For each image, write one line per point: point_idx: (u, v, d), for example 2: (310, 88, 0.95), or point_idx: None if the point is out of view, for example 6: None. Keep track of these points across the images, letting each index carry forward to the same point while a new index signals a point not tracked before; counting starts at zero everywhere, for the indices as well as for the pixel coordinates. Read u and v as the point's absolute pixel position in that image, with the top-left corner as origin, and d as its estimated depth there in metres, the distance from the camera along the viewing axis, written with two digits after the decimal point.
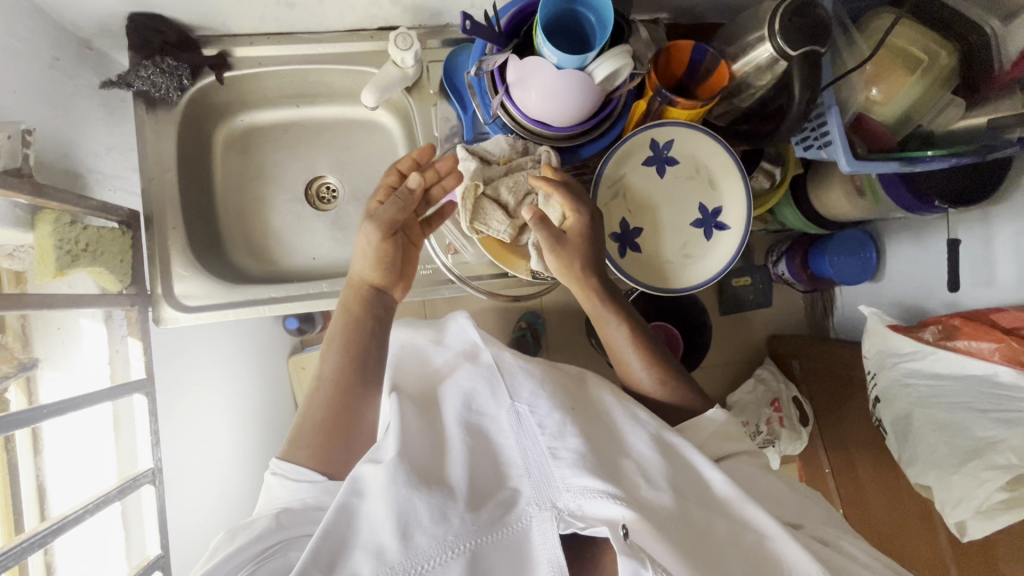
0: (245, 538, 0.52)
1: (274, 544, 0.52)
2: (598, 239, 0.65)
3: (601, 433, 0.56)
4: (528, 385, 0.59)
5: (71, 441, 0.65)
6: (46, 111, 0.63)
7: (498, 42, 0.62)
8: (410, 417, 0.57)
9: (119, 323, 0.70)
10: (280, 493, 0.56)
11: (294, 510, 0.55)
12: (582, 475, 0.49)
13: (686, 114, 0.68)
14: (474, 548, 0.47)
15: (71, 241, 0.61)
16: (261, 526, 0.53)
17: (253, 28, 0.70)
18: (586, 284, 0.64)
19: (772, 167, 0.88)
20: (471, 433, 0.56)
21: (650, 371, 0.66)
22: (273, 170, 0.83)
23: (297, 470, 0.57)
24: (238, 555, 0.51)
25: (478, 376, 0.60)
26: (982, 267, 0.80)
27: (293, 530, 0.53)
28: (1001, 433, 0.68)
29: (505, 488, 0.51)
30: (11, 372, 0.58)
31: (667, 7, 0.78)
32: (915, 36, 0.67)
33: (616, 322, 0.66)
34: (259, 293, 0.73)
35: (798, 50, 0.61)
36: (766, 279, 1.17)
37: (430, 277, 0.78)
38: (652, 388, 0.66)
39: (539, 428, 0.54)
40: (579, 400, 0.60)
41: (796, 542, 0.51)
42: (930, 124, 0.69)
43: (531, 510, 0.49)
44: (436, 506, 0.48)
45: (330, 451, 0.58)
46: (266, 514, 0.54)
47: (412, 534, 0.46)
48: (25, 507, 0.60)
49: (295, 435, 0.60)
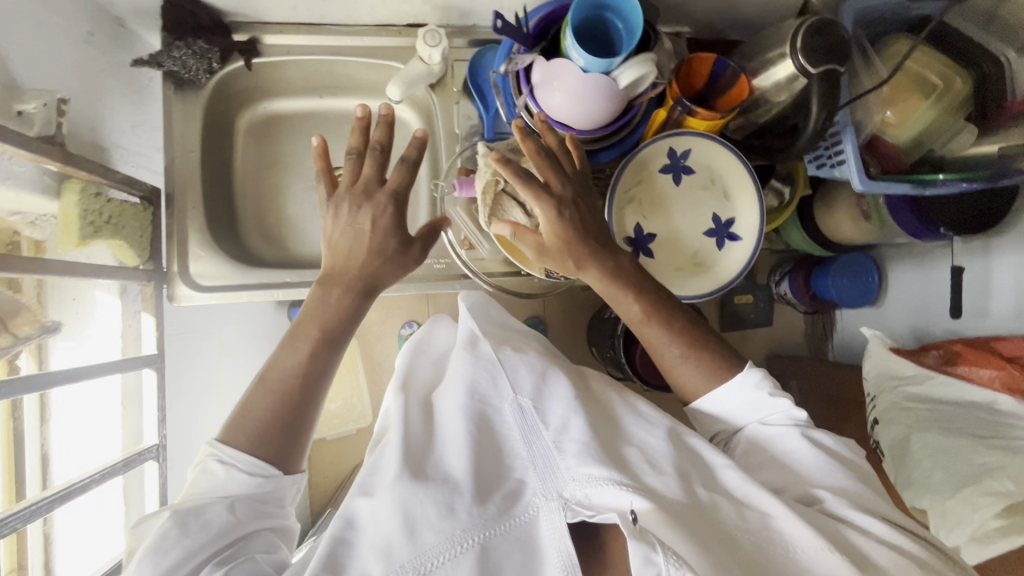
0: (199, 533, 0.53)
1: (235, 538, 0.55)
2: (585, 216, 0.63)
3: (605, 427, 0.59)
4: (529, 379, 0.61)
5: (78, 410, 0.67)
6: (76, 85, 0.65)
7: (526, 43, 0.63)
8: (416, 422, 0.60)
9: (133, 298, 0.70)
10: (229, 483, 0.55)
11: (249, 499, 0.56)
12: (587, 464, 0.51)
13: (704, 124, 0.70)
14: (484, 541, 0.47)
15: (95, 213, 0.62)
16: (215, 518, 0.54)
17: (285, 16, 0.72)
18: (585, 262, 0.62)
19: (780, 186, 0.86)
20: (475, 425, 0.57)
21: (673, 345, 0.63)
22: (291, 157, 0.84)
23: (249, 461, 0.55)
24: (202, 550, 0.52)
25: (479, 366, 0.62)
26: (981, 297, 0.83)
27: (250, 523, 0.55)
28: (999, 459, 0.69)
29: (511, 480, 0.53)
30: (33, 334, 0.59)
31: (690, 21, 0.79)
32: (931, 62, 0.69)
33: (628, 299, 0.63)
34: (273, 276, 0.73)
35: (820, 68, 0.62)
36: (768, 299, 1.12)
37: (444, 271, 0.78)
38: (678, 362, 0.64)
39: (542, 423, 0.56)
40: (586, 396, 0.63)
41: (800, 518, 0.50)
42: (942, 150, 0.70)
43: (538, 501, 0.50)
44: (442, 501, 0.49)
45: (284, 442, 0.58)
46: (218, 503, 0.54)
47: (420, 530, 0.48)
48: (28, 475, 0.62)
49: (239, 415, 0.58)
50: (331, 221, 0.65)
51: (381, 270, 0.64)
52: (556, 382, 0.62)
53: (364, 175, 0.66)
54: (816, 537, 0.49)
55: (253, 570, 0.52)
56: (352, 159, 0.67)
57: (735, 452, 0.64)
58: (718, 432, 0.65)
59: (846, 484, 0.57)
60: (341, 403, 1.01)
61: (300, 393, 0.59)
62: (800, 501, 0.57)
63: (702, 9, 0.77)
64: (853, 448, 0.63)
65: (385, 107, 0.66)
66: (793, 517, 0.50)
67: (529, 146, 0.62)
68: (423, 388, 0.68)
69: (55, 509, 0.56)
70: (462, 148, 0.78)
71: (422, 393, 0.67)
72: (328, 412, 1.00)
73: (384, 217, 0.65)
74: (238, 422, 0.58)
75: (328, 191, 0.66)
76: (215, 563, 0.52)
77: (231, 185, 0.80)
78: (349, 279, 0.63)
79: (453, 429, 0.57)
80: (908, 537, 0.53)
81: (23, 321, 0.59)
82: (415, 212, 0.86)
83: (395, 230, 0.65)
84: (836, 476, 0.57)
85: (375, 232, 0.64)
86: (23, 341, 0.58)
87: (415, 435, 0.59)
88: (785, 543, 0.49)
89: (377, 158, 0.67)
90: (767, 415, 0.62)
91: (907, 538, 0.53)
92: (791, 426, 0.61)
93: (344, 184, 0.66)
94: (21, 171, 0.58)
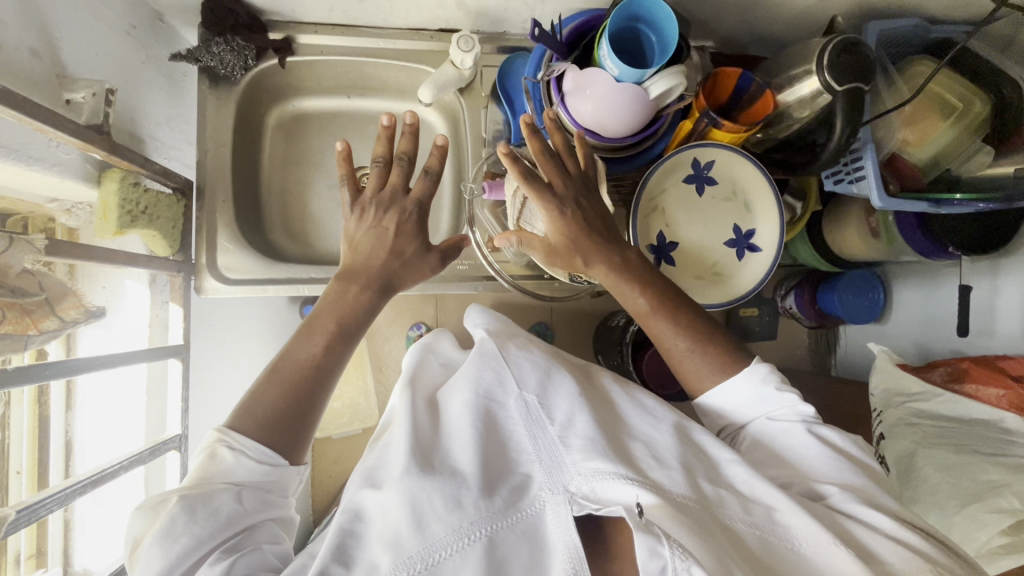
0: (208, 521, 0.50)
1: (241, 527, 0.52)
2: (597, 216, 0.64)
3: (610, 423, 0.59)
4: (533, 377, 0.62)
5: (103, 399, 0.72)
6: (118, 77, 0.66)
7: (559, 52, 0.64)
8: (422, 416, 0.60)
9: (161, 288, 0.72)
10: (237, 470, 0.53)
11: (255, 488, 0.54)
12: (592, 459, 0.51)
13: (728, 136, 0.71)
14: (491, 533, 0.48)
15: (133, 202, 0.65)
16: (222, 507, 0.51)
17: (321, 17, 0.73)
18: (597, 257, 0.63)
19: (794, 201, 0.88)
20: (481, 420, 0.57)
21: (682, 341, 0.64)
22: (317, 155, 0.85)
23: (259, 449, 0.54)
24: (207, 541, 0.50)
25: (484, 362, 0.63)
26: (983, 317, 0.85)
27: (255, 513, 0.53)
28: (1006, 477, 0.70)
29: (518, 473, 0.53)
30: (81, 318, 0.61)
31: (715, 36, 0.81)
32: (953, 85, 0.70)
33: (637, 293, 0.63)
34: (298, 272, 0.74)
35: (844, 85, 0.65)
36: (772, 312, 1.12)
37: (467, 272, 0.82)
38: (688, 358, 0.64)
39: (548, 418, 0.57)
40: (592, 394, 0.63)
41: (806, 513, 0.51)
42: (958, 170, 0.72)
43: (545, 495, 0.50)
44: (449, 493, 0.49)
45: (293, 430, 0.57)
46: (227, 491, 0.52)
47: (428, 522, 0.48)
48: (53, 463, 0.69)
49: (248, 403, 0.57)
50: (355, 222, 0.66)
51: (400, 270, 0.65)
52: (560, 380, 0.62)
53: (390, 183, 0.67)
54: (821, 531, 0.50)
55: (260, 562, 0.51)
56: (382, 167, 0.68)
57: (741, 446, 0.64)
58: (723, 426, 0.66)
59: (852, 481, 0.57)
60: (347, 401, 1.01)
61: (311, 382, 0.59)
62: (806, 496, 0.57)
63: (729, 24, 0.78)
64: (862, 447, 0.62)
65: (410, 116, 0.67)
66: (798, 511, 0.50)
67: (536, 144, 0.63)
68: (429, 385, 0.68)
69: (86, 493, 0.56)
70: (488, 153, 0.79)
71: (428, 390, 0.67)
72: (333, 411, 1.00)
73: (409, 222, 0.66)
74: (247, 409, 0.56)
75: (353, 195, 0.67)
76: (222, 551, 0.50)
77: (257, 181, 0.81)
78: (367, 277, 0.64)
79: (458, 423, 0.57)
80: (918, 534, 0.53)
81: (70, 305, 0.60)
82: (438, 213, 0.89)
83: (418, 235, 0.67)
84: (843, 473, 0.58)
85: (398, 236, 0.66)
86: (69, 324, 0.60)
87: (422, 427, 0.59)
88: (790, 537, 0.50)
89: (404, 167, 0.68)
90: (774, 411, 0.63)
91: (916, 535, 0.52)
92: (797, 421, 0.62)
93: (367, 190, 0.66)
94: (66, 157, 0.61)
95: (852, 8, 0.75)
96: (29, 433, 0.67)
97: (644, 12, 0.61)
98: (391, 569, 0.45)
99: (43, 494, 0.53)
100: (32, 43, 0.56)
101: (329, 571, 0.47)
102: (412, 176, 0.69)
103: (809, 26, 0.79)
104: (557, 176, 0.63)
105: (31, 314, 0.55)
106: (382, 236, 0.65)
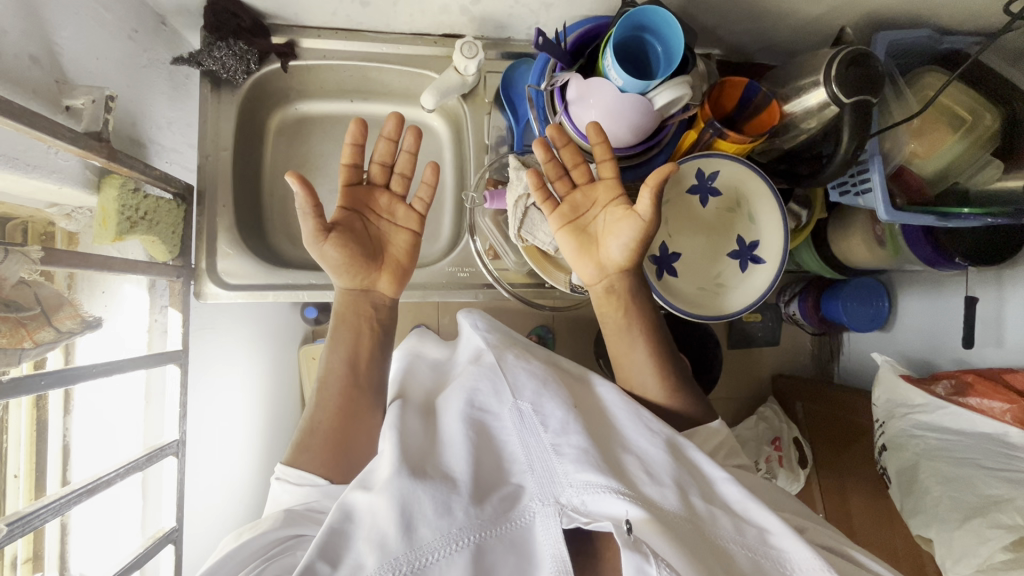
0: (250, 535, 0.53)
1: (289, 536, 0.54)
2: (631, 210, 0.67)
3: (605, 435, 0.57)
4: (531, 385, 0.59)
5: (102, 404, 0.73)
6: (122, 81, 0.67)
7: (563, 60, 0.63)
8: (414, 423, 0.59)
9: (161, 292, 0.75)
10: (285, 497, 0.57)
11: (297, 511, 0.55)
12: (584, 471, 0.50)
13: (735, 148, 0.70)
14: (480, 541, 0.47)
15: (132, 209, 0.65)
16: (267, 523, 0.54)
17: (324, 21, 0.73)
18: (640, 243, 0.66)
19: (799, 209, 0.85)
20: (474, 430, 0.56)
21: (666, 376, 0.65)
22: (319, 159, 0.86)
23: (297, 472, 0.57)
24: (242, 551, 0.52)
25: (480, 374, 0.61)
26: (992, 327, 0.82)
27: (301, 524, 0.54)
28: (1008, 491, 0.67)
29: (509, 483, 0.53)
30: (76, 329, 0.60)
31: (721, 44, 0.81)
32: (960, 97, 0.69)
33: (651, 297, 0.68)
34: (299, 278, 0.76)
35: (852, 98, 0.62)
36: (776, 318, 1.14)
37: (468, 280, 0.81)
38: (667, 395, 0.65)
39: (542, 425, 0.55)
40: (583, 402, 0.61)
41: (800, 538, 0.50)
42: (967, 182, 0.70)
43: (535, 506, 0.50)
44: (439, 498, 0.49)
45: (338, 453, 0.59)
46: (275, 514, 0.55)
47: (417, 526, 0.47)
48: (49, 467, 0.69)
49: (301, 438, 0.60)
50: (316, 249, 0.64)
51: (351, 269, 0.65)
52: (557, 388, 0.60)
53: (396, 165, 0.69)
54: (816, 557, 0.49)
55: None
56: (407, 161, 0.68)
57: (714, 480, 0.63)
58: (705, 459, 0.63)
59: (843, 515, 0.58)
60: None
61: (350, 407, 0.61)
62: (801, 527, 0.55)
63: (737, 32, 0.78)
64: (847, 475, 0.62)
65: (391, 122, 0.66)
66: (792, 536, 0.50)
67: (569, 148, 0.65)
68: (420, 392, 0.67)
69: (81, 502, 0.57)
70: (490, 160, 0.79)
71: (420, 397, 0.66)
72: None
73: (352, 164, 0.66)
74: (300, 444, 0.59)
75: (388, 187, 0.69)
76: (262, 558, 0.52)
77: (258, 186, 0.83)
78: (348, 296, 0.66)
79: (452, 432, 0.56)
80: None
81: (66, 315, 0.59)
82: (440, 217, 0.89)
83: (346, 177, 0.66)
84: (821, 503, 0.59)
85: (324, 245, 0.62)
86: (65, 335, 0.59)
87: (413, 433, 0.58)
88: (784, 560, 0.50)
89: (305, 207, 0.60)
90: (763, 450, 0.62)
91: None
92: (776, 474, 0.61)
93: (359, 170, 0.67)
94: (66, 164, 0.62)
95: (860, 19, 0.74)
96: (26, 440, 0.67)
97: (650, 21, 0.59)
98: (377, 570, 0.45)
99: (42, 502, 0.54)
100: (33, 50, 0.56)
101: (315, 570, 0.46)
102: (405, 165, 0.69)
103: (815, 36, 0.79)
104: (566, 179, 0.67)
105: (26, 326, 0.54)
106: (358, 229, 0.65)
